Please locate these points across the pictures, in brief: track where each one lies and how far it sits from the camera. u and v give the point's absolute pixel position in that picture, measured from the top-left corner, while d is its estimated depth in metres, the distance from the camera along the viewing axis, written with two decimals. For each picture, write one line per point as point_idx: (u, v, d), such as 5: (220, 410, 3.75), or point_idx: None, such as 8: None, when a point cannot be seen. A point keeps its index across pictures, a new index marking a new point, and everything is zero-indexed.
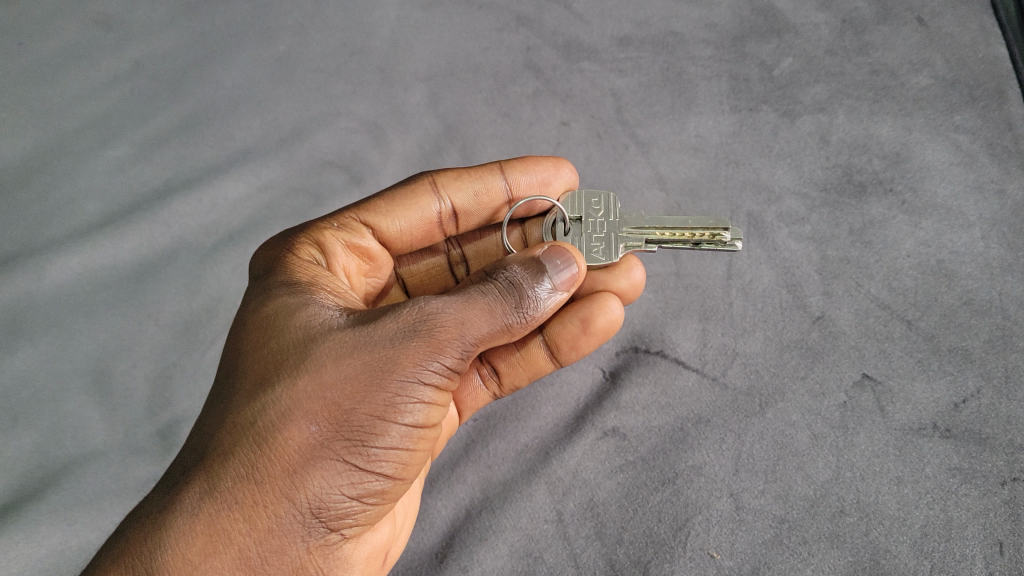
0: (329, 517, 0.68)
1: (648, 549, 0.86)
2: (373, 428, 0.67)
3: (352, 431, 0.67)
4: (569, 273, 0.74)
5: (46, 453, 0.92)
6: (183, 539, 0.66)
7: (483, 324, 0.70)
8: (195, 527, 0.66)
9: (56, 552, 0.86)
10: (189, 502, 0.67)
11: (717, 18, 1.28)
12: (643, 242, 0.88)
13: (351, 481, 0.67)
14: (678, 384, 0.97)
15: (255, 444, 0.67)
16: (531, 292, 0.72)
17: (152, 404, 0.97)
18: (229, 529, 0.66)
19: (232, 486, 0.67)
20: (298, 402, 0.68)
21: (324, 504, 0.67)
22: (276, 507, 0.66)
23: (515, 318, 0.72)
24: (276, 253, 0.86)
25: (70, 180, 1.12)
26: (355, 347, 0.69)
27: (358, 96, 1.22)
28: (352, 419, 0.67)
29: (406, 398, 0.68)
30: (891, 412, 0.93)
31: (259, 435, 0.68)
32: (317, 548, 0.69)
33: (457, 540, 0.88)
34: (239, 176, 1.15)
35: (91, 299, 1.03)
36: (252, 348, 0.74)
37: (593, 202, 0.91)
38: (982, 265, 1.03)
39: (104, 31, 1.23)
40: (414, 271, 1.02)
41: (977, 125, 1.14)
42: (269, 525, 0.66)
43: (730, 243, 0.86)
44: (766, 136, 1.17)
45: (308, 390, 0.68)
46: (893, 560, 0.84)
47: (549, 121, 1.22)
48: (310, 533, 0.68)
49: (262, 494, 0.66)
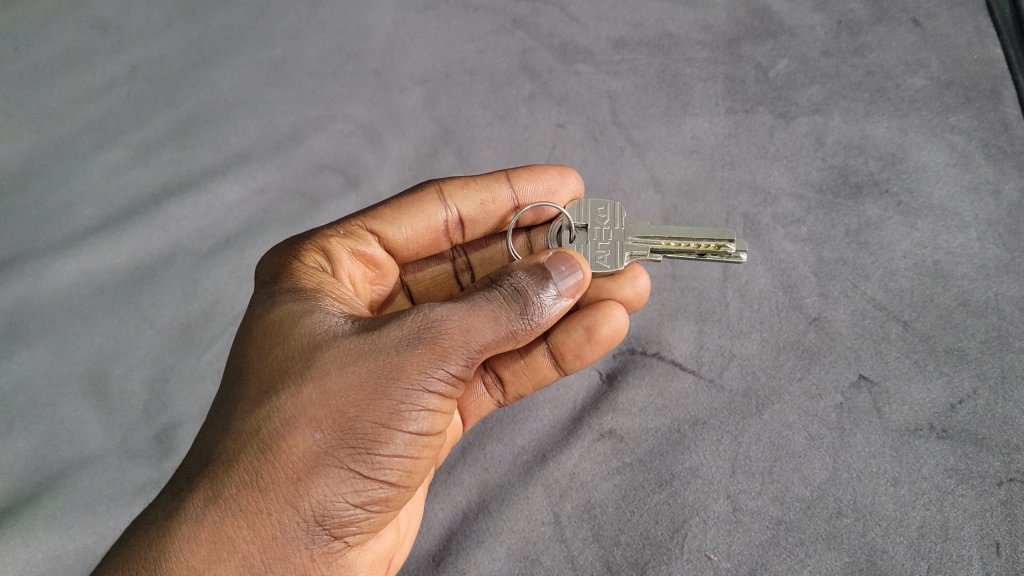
0: (332, 525, 0.68)
1: (645, 551, 0.86)
2: (377, 436, 0.67)
3: (356, 439, 0.67)
4: (574, 279, 0.74)
5: (43, 458, 0.92)
6: (187, 547, 0.66)
7: (488, 331, 0.70)
8: (199, 534, 0.66)
9: (54, 556, 0.86)
10: (193, 509, 0.67)
11: (713, 20, 1.28)
12: (649, 252, 0.88)
13: (355, 489, 0.67)
14: (674, 386, 0.97)
15: (259, 452, 0.68)
16: (536, 298, 0.71)
17: (149, 409, 0.97)
18: (233, 536, 0.66)
19: (236, 493, 0.67)
20: (302, 410, 0.68)
21: (327, 512, 0.67)
22: (280, 515, 0.66)
23: (520, 324, 0.71)
24: (281, 260, 0.86)
25: (67, 185, 1.12)
26: (360, 355, 0.69)
27: (354, 100, 1.22)
28: (356, 427, 0.67)
29: (410, 406, 0.68)
30: (888, 413, 0.93)
31: (263, 442, 0.68)
32: (321, 556, 0.69)
33: (455, 542, 0.88)
34: (235, 179, 1.15)
35: (88, 304, 1.03)
36: (255, 355, 0.74)
37: (599, 211, 0.91)
38: (977, 266, 1.03)
39: (101, 36, 1.23)
40: (419, 279, 1.02)
41: (972, 126, 1.14)
42: (272, 532, 0.66)
43: (735, 255, 0.86)
44: (762, 137, 1.17)
45: (312, 398, 0.68)
46: (890, 561, 0.84)
47: (546, 123, 1.22)
48: (313, 541, 0.68)
49: (266, 502, 0.66)
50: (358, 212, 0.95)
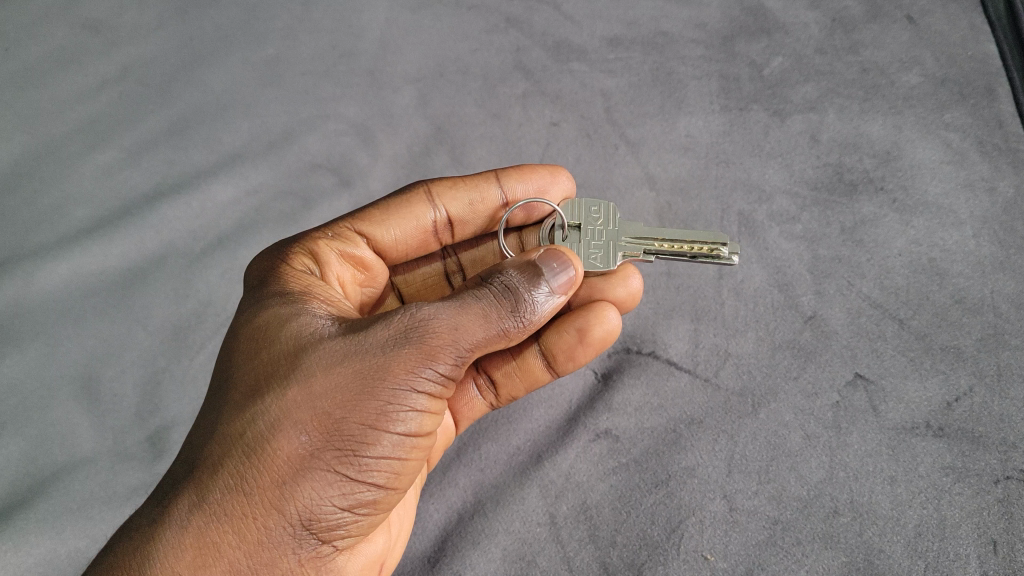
0: (320, 528, 0.67)
1: (642, 551, 0.85)
2: (365, 438, 0.66)
3: (343, 441, 0.66)
4: (566, 277, 0.73)
5: (34, 461, 0.91)
6: (172, 553, 0.65)
7: (478, 330, 0.69)
8: (184, 540, 0.66)
9: (45, 561, 0.85)
10: (178, 514, 0.67)
11: (706, 18, 1.28)
12: (642, 252, 0.88)
13: (342, 492, 0.67)
14: (670, 385, 0.97)
15: (245, 456, 0.67)
16: (527, 296, 0.71)
17: (141, 411, 0.96)
18: (218, 541, 0.66)
19: (221, 498, 0.67)
20: (288, 412, 0.67)
21: (314, 515, 0.66)
22: (266, 519, 0.66)
23: (511, 323, 0.70)
24: (268, 262, 0.85)
25: (59, 186, 1.11)
26: (346, 355, 0.69)
27: (347, 99, 1.21)
28: (343, 429, 0.66)
29: (398, 407, 0.67)
30: (884, 411, 0.93)
31: (248, 446, 0.67)
32: (309, 560, 0.68)
33: (450, 545, 0.87)
34: (228, 180, 1.14)
35: (79, 305, 1.03)
36: (242, 358, 0.74)
37: (592, 211, 0.90)
38: (973, 263, 1.03)
39: (91, 36, 1.22)
40: (409, 280, 1.01)
41: (966, 124, 1.14)
42: (258, 537, 0.66)
43: (728, 258, 0.86)
44: (756, 135, 1.17)
45: (298, 400, 0.67)
46: (887, 560, 0.84)
47: (539, 121, 1.21)
48: (301, 545, 0.67)
49: (252, 506, 0.66)
50: (346, 213, 0.94)
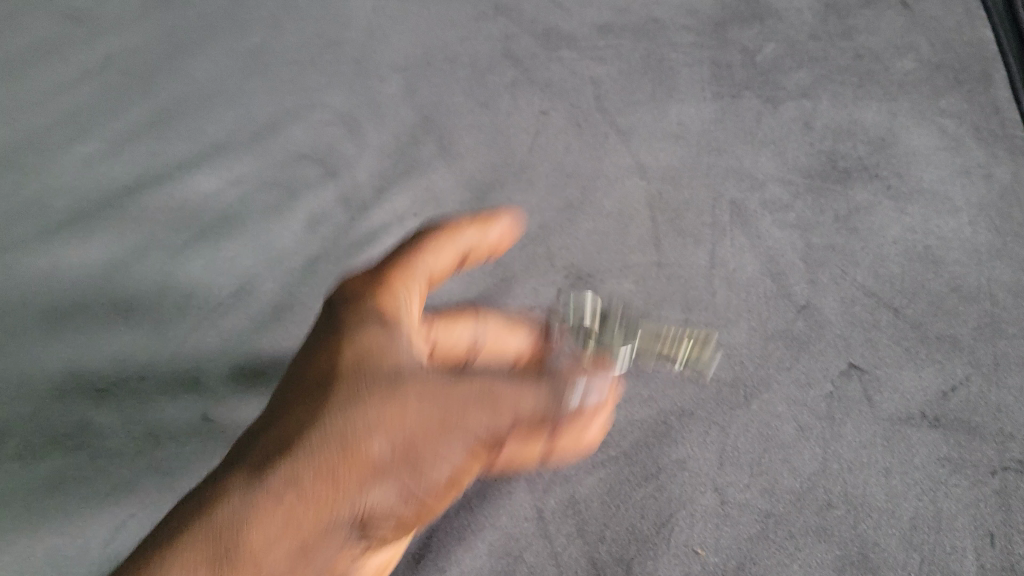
0: (370, 530, 0.65)
1: (631, 546, 0.83)
2: (431, 459, 0.65)
3: (416, 458, 0.65)
4: (602, 402, 0.71)
5: (10, 461, 0.88)
6: (237, 521, 0.62)
7: (546, 396, 0.67)
8: (257, 513, 0.62)
9: (22, 560, 0.82)
10: (242, 484, 0.63)
11: (698, 6, 1.30)
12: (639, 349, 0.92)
13: (400, 502, 0.65)
14: (661, 376, 0.95)
15: (334, 444, 0.64)
16: (590, 397, 0.70)
17: (121, 406, 0.92)
18: (291, 518, 0.62)
19: (303, 477, 0.63)
20: (379, 416, 0.65)
21: (373, 516, 0.65)
22: (336, 507, 0.63)
23: (569, 428, 0.69)
24: None
25: (38, 178, 1.08)
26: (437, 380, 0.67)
27: (333, 89, 1.20)
28: (420, 448, 0.65)
29: (470, 438, 0.66)
30: (878, 401, 0.91)
31: (340, 435, 0.65)
32: (350, 558, 0.66)
33: (434, 541, 0.84)
34: (210, 170, 1.12)
35: (59, 299, 0.99)
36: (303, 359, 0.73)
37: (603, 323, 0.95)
38: (969, 251, 1.02)
39: (73, 26, 1.24)
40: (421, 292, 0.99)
41: (962, 110, 1.15)
42: (321, 525, 0.63)
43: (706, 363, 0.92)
44: (748, 122, 1.16)
45: (398, 403, 0.66)
46: (882, 554, 0.82)
47: (528, 110, 1.18)
48: (347, 542, 0.65)
49: (332, 490, 0.63)
50: None
